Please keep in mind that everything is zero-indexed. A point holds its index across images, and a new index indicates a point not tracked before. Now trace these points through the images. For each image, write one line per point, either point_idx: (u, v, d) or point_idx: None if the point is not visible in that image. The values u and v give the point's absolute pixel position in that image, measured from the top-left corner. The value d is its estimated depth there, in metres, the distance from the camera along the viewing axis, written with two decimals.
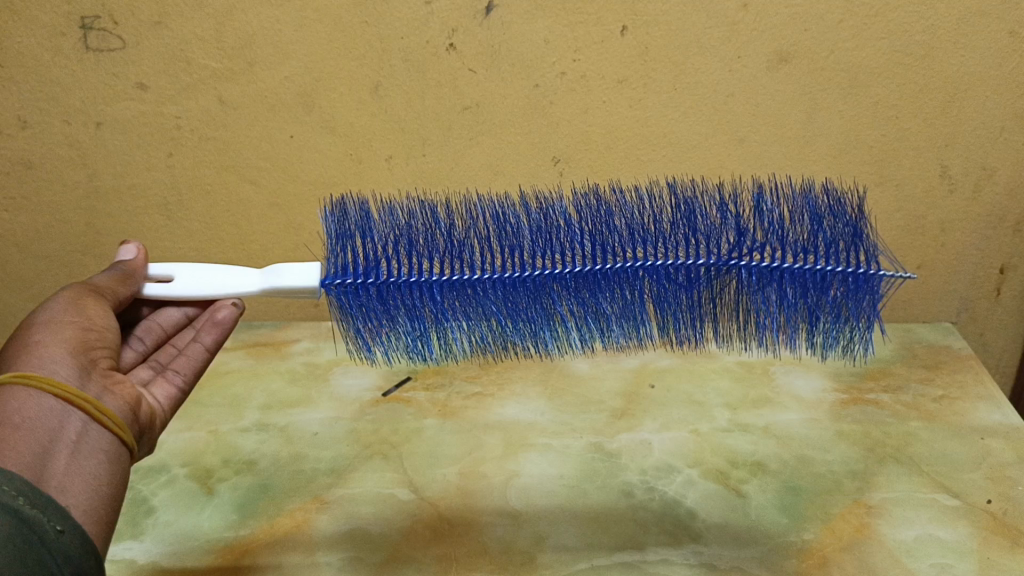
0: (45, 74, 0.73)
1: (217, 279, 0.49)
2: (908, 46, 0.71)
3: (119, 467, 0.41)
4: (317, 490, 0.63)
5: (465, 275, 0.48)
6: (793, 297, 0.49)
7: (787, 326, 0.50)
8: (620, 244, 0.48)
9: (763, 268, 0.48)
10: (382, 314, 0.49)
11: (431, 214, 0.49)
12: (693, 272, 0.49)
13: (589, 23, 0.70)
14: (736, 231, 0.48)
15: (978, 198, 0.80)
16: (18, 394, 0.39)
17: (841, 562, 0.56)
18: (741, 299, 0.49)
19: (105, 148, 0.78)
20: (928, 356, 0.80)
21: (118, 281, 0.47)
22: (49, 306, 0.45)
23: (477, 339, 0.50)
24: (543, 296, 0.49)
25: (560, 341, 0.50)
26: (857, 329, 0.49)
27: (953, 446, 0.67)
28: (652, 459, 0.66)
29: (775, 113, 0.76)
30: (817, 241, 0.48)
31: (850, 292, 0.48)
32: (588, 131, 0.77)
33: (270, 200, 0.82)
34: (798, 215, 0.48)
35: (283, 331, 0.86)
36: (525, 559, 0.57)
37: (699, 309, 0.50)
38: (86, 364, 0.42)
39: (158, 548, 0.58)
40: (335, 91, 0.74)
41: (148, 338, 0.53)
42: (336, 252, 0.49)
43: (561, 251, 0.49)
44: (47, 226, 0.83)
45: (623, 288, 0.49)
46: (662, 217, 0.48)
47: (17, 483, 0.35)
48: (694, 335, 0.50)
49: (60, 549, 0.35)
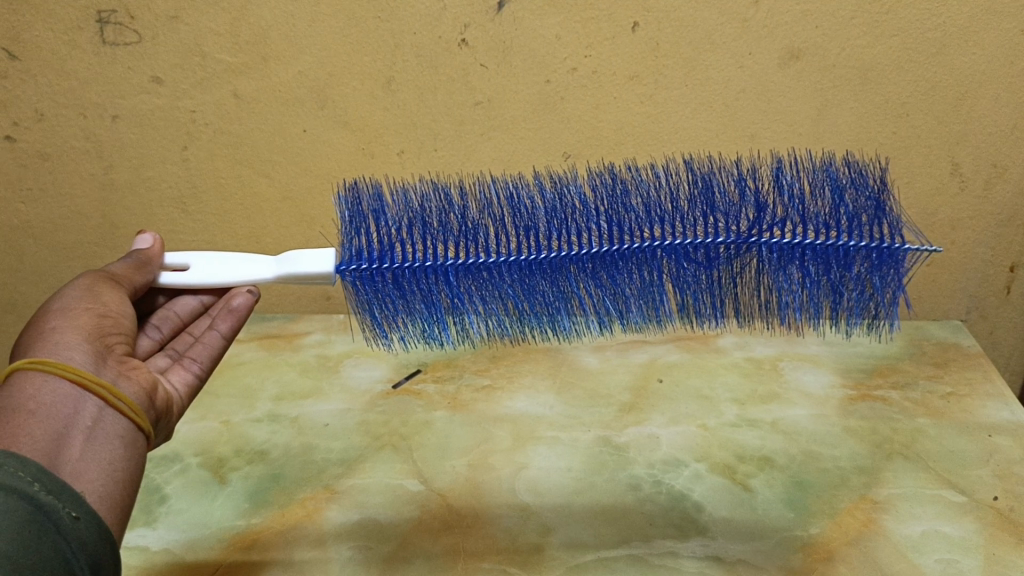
0: (62, 68, 0.74)
1: (236, 266, 0.50)
2: (919, 44, 0.71)
3: (134, 452, 0.41)
4: (327, 480, 0.64)
5: (480, 259, 0.49)
6: (815, 273, 0.49)
7: (810, 304, 0.50)
8: (637, 223, 0.49)
9: (784, 245, 0.48)
10: (398, 298, 0.50)
11: (445, 197, 0.50)
12: (712, 251, 0.49)
13: (601, 20, 0.71)
14: (755, 207, 0.48)
15: (989, 195, 0.80)
16: (34, 380, 0.39)
17: (847, 557, 0.56)
18: (761, 278, 0.50)
19: (121, 141, 0.79)
20: (937, 353, 0.81)
21: (133, 268, 0.49)
22: (65, 294, 0.46)
23: (494, 324, 0.51)
24: (560, 278, 0.50)
25: (578, 323, 0.51)
26: (882, 307, 0.49)
27: (960, 443, 0.67)
28: (659, 453, 0.66)
29: (785, 110, 0.76)
30: (839, 215, 0.48)
31: (874, 267, 0.48)
32: (599, 127, 0.78)
33: (283, 193, 0.83)
34: (818, 190, 0.48)
35: (295, 323, 0.87)
36: (533, 550, 0.57)
37: (718, 288, 0.50)
38: (102, 350, 0.43)
39: (171, 535, 0.59)
40: (348, 86, 0.75)
41: (164, 327, 0.54)
42: (351, 237, 0.49)
43: (577, 232, 0.49)
44: (63, 218, 0.84)
45: (640, 269, 0.49)
46: (678, 194, 0.49)
47: (34, 469, 0.35)
48: (714, 314, 0.51)
49: (74, 535, 0.35)
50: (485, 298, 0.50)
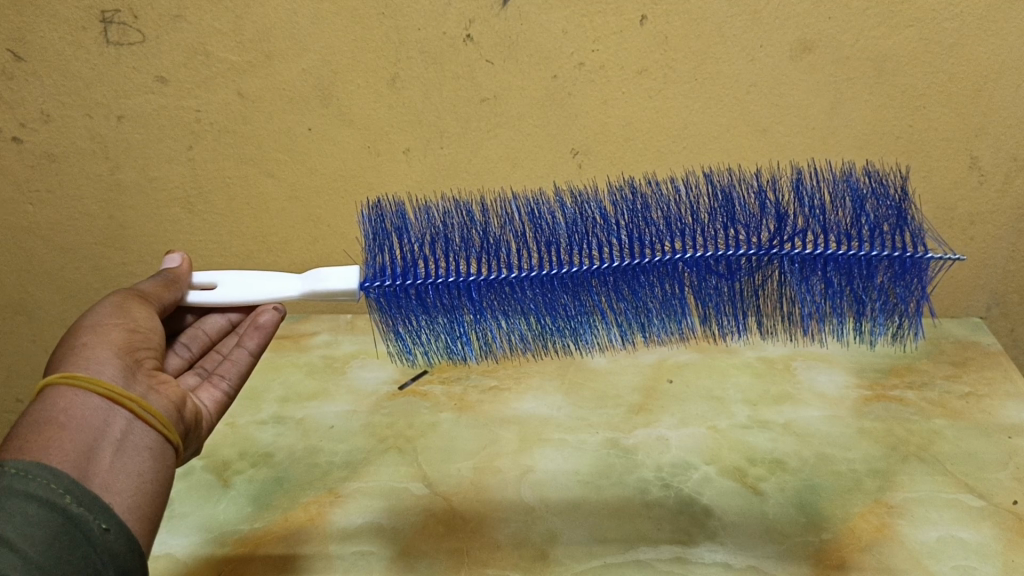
0: (67, 69, 0.73)
1: (258, 285, 0.49)
2: (937, 34, 0.70)
3: (163, 466, 0.40)
4: (331, 484, 0.63)
5: (501, 274, 0.48)
6: (838, 284, 0.47)
7: (833, 315, 0.48)
8: (658, 236, 0.48)
9: (807, 256, 0.47)
10: (420, 314, 0.49)
11: (466, 214, 0.49)
12: (734, 263, 0.48)
13: (608, 13, 0.69)
14: (776, 218, 0.47)
15: (1009, 189, 0.78)
16: (65, 394, 0.39)
17: (859, 564, 0.55)
18: (785, 289, 0.48)
19: (127, 141, 0.78)
20: (956, 352, 0.79)
21: (163, 287, 0.48)
22: (96, 312, 0.45)
23: (517, 338, 0.50)
24: (582, 292, 0.48)
25: (600, 338, 0.50)
26: (907, 316, 0.48)
27: (979, 445, 0.65)
28: (668, 456, 0.65)
29: (797, 103, 0.74)
30: (861, 226, 0.46)
31: (897, 277, 0.47)
32: (606, 123, 0.76)
33: (290, 193, 0.82)
34: (839, 200, 0.47)
35: (302, 323, 0.87)
36: (538, 556, 0.56)
37: (741, 300, 0.49)
38: (131, 365, 0.42)
39: (175, 539, 0.58)
40: (352, 84, 0.74)
41: (193, 345, 0.53)
42: (374, 255, 0.49)
43: (598, 246, 0.48)
44: (71, 219, 0.84)
45: (662, 282, 0.48)
46: (699, 207, 0.47)
47: (66, 481, 0.35)
48: (737, 327, 0.50)
49: (105, 547, 0.35)
50: (507, 313, 0.49)
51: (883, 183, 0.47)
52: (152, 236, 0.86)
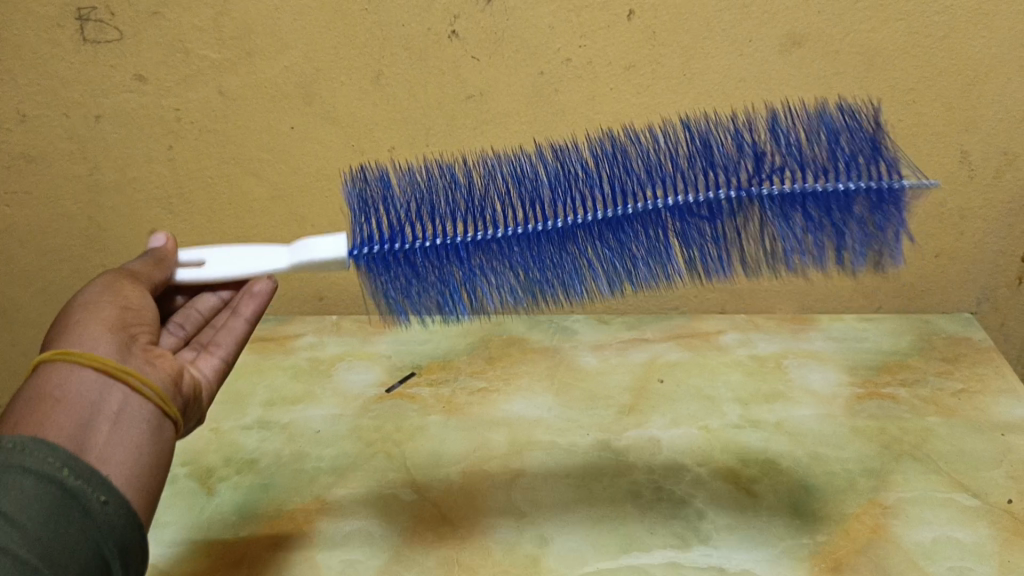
0: (43, 68, 0.72)
1: (245, 259, 0.48)
2: (927, 28, 0.69)
3: (162, 436, 0.41)
4: (318, 490, 0.62)
5: (486, 231, 0.47)
6: (818, 218, 0.46)
7: (817, 249, 0.47)
8: (639, 184, 0.47)
9: (786, 192, 0.46)
10: (409, 276, 0.48)
11: (451, 177, 0.49)
12: (716, 205, 0.46)
13: (595, 8, 0.68)
14: (753, 158, 0.46)
15: (1000, 182, 0.77)
16: (62, 370, 0.39)
17: (855, 566, 0.54)
18: (766, 228, 0.47)
19: (105, 141, 0.77)
20: (947, 348, 0.78)
21: (152, 265, 0.48)
22: (88, 292, 0.45)
23: (507, 295, 0.49)
24: (566, 244, 0.48)
25: (587, 287, 0.49)
26: (886, 244, 0.46)
27: (972, 443, 0.64)
28: (660, 457, 0.64)
29: (788, 98, 0.73)
30: (837, 158, 0.46)
31: (875, 207, 0.45)
32: (594, 119, 0.75)
33: (272, 192, 0.80)
34: (814, 136, 0.47)
35: (287, 325, 0.85)
36: (530, 563, 0.55)
37: (725, 242, 0.47)
38: (125, 339, 0.42)
39: (158, 549, 0.57)
40: (336, 81, 0.73)
41: (187, 325, 0.52)
42: (361, 220, 0.48)
43: (580, 197, 0.47)
44: (49, 221, 0.82)
45: (645, 229, 0.47)
46: (678, 152, 0.48)
47: (63, 454, 0.36)
48: (725, 271, 0.48)
49: (104, 520, 0.36)
50: (495, 270, 0.48)
51: (856, 118, 0.48)
52: (133, 238, 0.84)
